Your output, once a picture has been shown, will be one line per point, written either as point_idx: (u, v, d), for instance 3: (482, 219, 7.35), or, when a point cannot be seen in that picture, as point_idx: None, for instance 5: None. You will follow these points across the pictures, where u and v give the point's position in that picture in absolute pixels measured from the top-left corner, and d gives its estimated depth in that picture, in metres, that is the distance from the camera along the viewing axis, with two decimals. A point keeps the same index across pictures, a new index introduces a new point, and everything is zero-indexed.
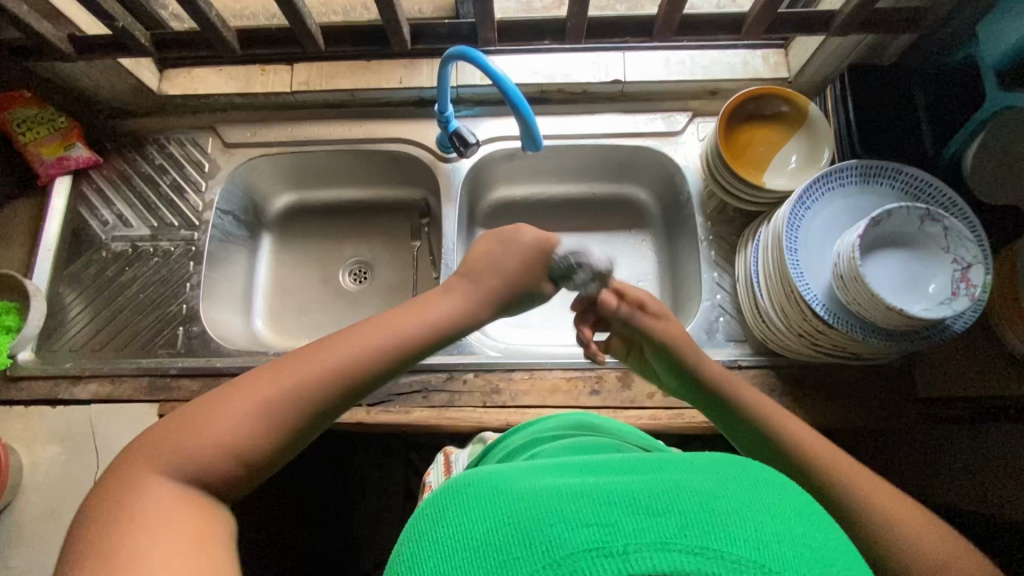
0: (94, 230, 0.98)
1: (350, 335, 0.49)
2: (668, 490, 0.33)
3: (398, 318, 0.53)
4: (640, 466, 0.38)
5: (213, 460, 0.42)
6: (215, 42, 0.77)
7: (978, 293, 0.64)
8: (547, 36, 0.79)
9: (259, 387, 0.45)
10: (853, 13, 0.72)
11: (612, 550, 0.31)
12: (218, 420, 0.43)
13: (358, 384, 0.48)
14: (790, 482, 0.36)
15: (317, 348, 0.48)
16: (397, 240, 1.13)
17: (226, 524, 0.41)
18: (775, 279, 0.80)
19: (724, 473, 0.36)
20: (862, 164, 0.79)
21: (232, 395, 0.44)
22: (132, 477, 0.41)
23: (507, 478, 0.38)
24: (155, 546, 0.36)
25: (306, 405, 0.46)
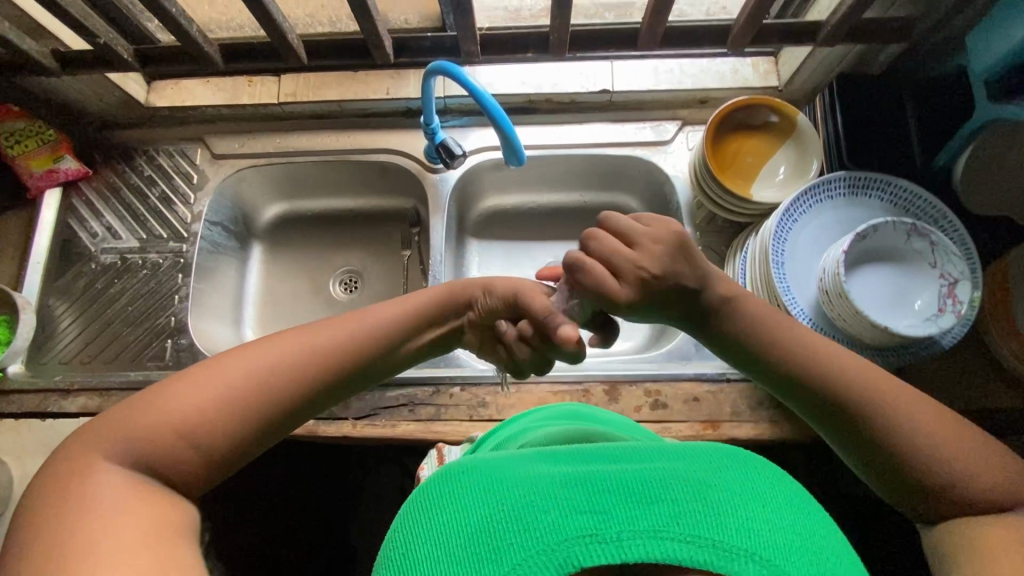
0: (84, 242, 0.98)
1: (303, 332, 0.56)
2: (662, 480, 0.38)
3: (353, 317, 0.59)
4: (633, 455, 0.42)
5: (168, 443, 0.48)
6: (197, 57, 0.76)
7: (964, 310, 0.63)
8: (530, 48, 0.78)
9: (224, 368, 0.51)
10: (840, 24, 0.71)
11: (606, 538, 0.35)
12: (194, 394, 0.49)
13: (296, 378, 0.53)
14: (778, 471, 0.41)
15: (276, 337, 0.55)
16: (387, 249, 1.13)
17: (177, 510, 0.46)
18: (762, 292, 0.79)
19: (713, 463, 0.40)
20: (851, 176, 0.78)
21: (198, 376, 0.50)
22: (98, 456, 0.46)
23: (506, 465, 0.42)
24: (114, 534, 0.41)
25: (262, 391, 0.51)
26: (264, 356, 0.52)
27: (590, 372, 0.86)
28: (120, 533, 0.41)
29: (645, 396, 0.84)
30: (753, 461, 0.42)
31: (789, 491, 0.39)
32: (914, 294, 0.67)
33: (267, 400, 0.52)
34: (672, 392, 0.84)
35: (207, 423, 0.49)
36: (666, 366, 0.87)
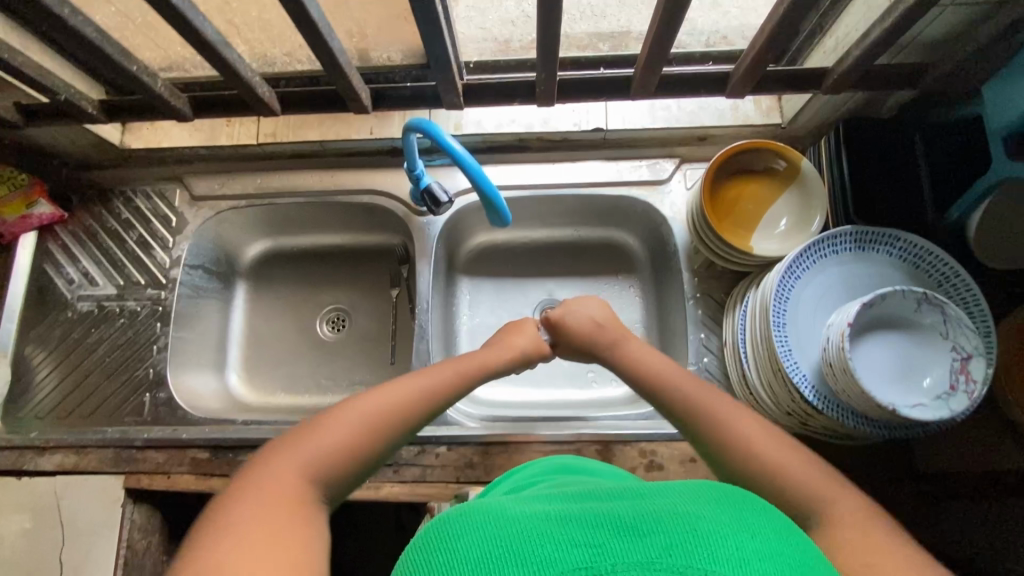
0: (60, 289, 0.95)
1: (415, 377, 0.63)
2: (654, 514, 0.37)
3: (441, 366, 0.67)
4: (622, 491, 0.41)
5: (316, 469, 0.51)
6: (165, 109, 0.72)
7: (979, 391, 0.59)
8: (517, 96, 0.75)
9: (346, 413, 0.56)
10: (845, 74, 0.67)
11: (600, 571, 0.34)
12: (325, 434, 0.54)
13: (413, 419, 0.60)
14: (762, 500, 0.40)
15: (385, 386, 0.61)
16: (376, 287, 1.09)
17: (317, 526, 0.47)
18: (762, 352, 0.75)
19: (703, 496, 0.39)
20: (857, 230, 0.73)
21: (325, 422, 0.55)
22: (256, 479, 0.49)
23: (494, 506, 0.40)
24: (257, 536, 0.42)
25: (387, 428, 0.57)
26: (377, 401, 0.58)
27: (582, 431, 0.82)
28: (261, 538, 0.42)
29: (639, 457, 0.80)
30: (740, 491, 0.41)
31: (777, 520, 0.39)
32: (925, 367, 0.62)
33: (388, 438, 0.57)
34: (667, 452, 0.81)
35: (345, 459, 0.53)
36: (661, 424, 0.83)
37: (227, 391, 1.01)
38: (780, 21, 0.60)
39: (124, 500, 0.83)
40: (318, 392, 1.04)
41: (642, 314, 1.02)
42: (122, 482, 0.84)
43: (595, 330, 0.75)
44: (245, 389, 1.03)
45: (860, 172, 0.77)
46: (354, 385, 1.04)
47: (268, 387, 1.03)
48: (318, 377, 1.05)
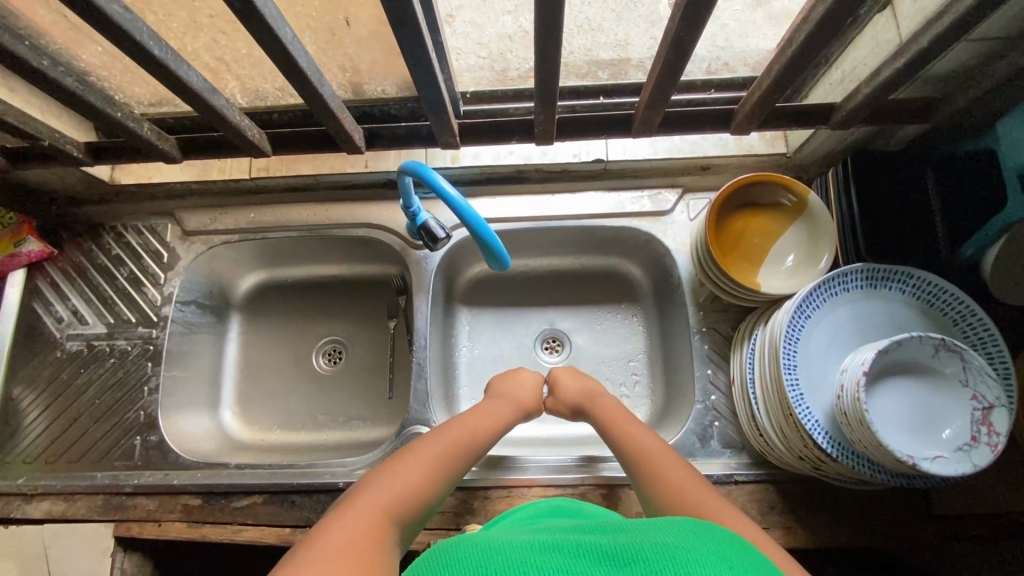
0: (49, 328, 0.93)
1: (451, 426, 0.68)
2: (638, 546, 0.44)
3: (470, 415, 0.71)
4: (611, 526, 0.48)
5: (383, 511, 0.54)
6: (152, 152, 0.70)
7: (1002, 443, 0.56)
8: (515, 134, 0.73)
9: (412, 457, 0.61)
10: (854, 110, 0.65)
11: None
12: (400, 476, 0.58)
13: (455, 465, 0.63)
14: (737, 538, 0.47)
15: (435, 432, 0.67)
16: (372, 319, 1.07)
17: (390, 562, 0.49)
18: (772, 394, 0.72)
19: (683, 532, 0.46)
20: (869, 268, 0.71)
21: (394, 468, 0.59)
22: (329, 523, 0.51)
23: (499, 537, 0.47)
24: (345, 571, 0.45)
25: (435, 473, 0.61)
26: (436, 444, 0.64)
27: (587, 474, 0.79)
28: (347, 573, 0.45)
29: None
30: (718, 529, 0.48)
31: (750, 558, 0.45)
32: (944, 416, 0.60)
33: (450, 477, 0.63)
34: None
35: (421, 499, 0.58)
36: None
37: (221, 429, 0.99)
38: (788, 62, 0.58)
39: (114, 548, 0.81)
40: (314, 427, 1.01)
41: (645, 345, 1.00)
42: (111, 530, 0.81)
43: (584, 392, 0.80)
44: (240, 426, 1.00)
45: (871, 206, 0.74)
46: (351, 421, 1.02)
47: (264, 424, 1.01)
48: (314, 413, 1.02)
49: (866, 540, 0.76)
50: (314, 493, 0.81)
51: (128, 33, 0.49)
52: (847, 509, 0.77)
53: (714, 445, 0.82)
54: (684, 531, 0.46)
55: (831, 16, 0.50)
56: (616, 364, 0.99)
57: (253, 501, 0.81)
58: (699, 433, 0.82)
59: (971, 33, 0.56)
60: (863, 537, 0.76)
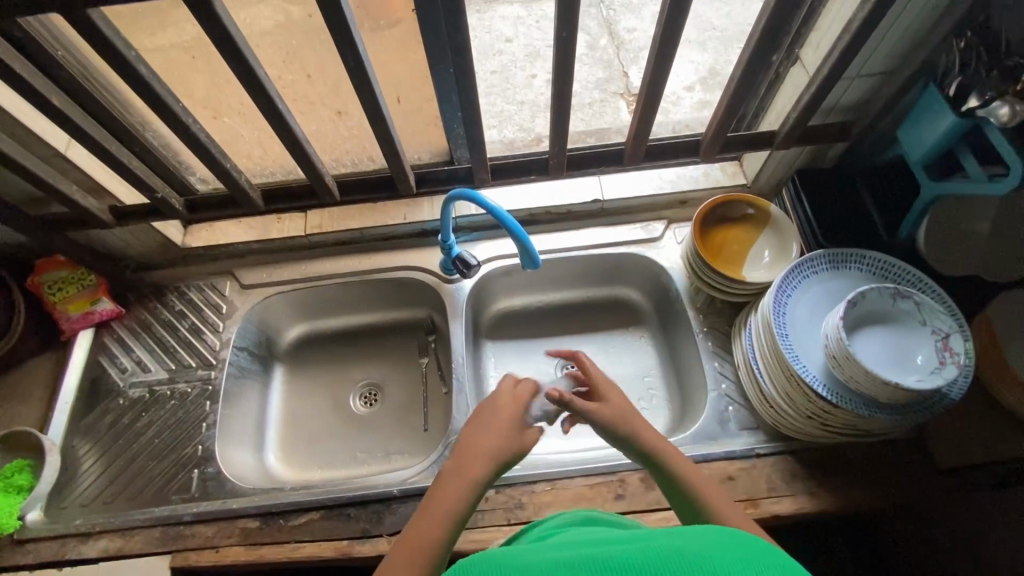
0: (113, 378, 1.01)
1: (432, 509, 0.55)
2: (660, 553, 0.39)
3: (450, 481, 0.57)
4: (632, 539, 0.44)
5: None
6: (243, 201, 0.86)
7: (963, 360, 0.69)
8: (534, 171, 0.91)
9: (444, 484, 0.57)
10: (790, 132, 0.86)
11: None
12: (448, 501, 0.55)
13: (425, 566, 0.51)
14: (773, 548, 0.41)
15: (419, 518, 0.54)
16: (405, 359, 1.15)
17: None
18: (773, 363, 0.84)
19: (707, 536, 0.41)
20: (830, 253, 0.86)
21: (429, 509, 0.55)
22: None
23: (512, 557, 0.42)
24: None
25: None
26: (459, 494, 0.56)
27: (624, 461, 0.87)
28: None
29: None
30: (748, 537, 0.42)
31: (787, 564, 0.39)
32: (914, 351, 0.72)
33: None
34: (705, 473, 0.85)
35: None
36: (695, 447, 0.88)
37: (267, 472, 1.03)
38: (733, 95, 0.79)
39: None
40: (354, 464, 1.05)
41: (657, 360, 1.10)
42: (168, 562, 0.83)
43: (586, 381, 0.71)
44: (283, 468, 1.05)
45: (822, 210, 0.93)
46: (389, 455, 1.06)
47: (306, 465, 1.05)
48: (353, 452, 1.07)
49: (883, 498, 0.83)
50: (369, 504, 0.86)
51: (263, 93, 0.67)
52: (860, 471, 0.85)
53: (732, 426, 0.91)
54: (712, 540, 0.41)
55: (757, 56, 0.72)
56: (633, 379, 1.09)
57: (311, 518, 0.85)
58: (717, 418, 0.91)
59: (858, 69, 0.79)
60: (879, 496, 0.83)
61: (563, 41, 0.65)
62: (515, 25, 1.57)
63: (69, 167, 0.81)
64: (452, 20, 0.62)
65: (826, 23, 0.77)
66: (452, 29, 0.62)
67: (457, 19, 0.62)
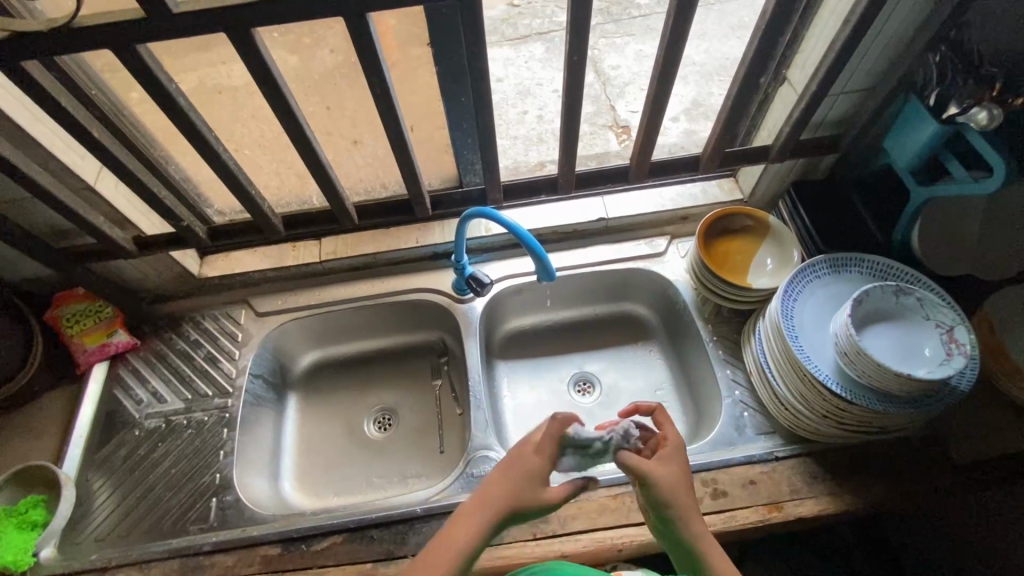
0: (129, 410, 1.00)
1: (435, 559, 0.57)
2: None
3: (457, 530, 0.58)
4: None
5: None
6: (264, 228, 0.89)
7: (969, 350, 0.72)
8: (543, 191, 0.95)
9: (459, 519, 0.59)
10: (784, 146, 0.91)
11: None
12: None
13: None
14: None
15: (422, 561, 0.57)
16: (418, 383, 1.15)
17: None
18: (786, 366, 0.85)
19: None
20: (830, 257, 0.90)
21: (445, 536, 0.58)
22: None
23: None
24: None
25: None
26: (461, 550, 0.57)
27: None
28: None
29: (703, 487, 0.85)
30: None
31: None
32: (921, 344, 0.75)
33: None
34: (726, 479, 0.86)
35: None
36: (714, 453, 0.89)
37: (283, 501, 1.01)
38: (728, 112, 0.84)
39: None
40: (371, 490, 1.04)
41: (668, 372, 1.12)
42: None
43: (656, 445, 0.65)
44: (299, 497, 1.03)
45: (818, 218, 0.97)
46: (407, 479, 1.05)
47: (322, 493, 1.04)
48: (370, 477, 1.06)
49: (903, 497, 0.84)
50: (392, 525, 0.85)
51: (293, 120, 0.70)
52: (878, 470, 0.86)
53: (749, 432, 0.92)
54: None
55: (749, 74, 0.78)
56: (646, 393, 1.10)
57: (334, 542, 0.84)
58: (733, 424, 0.93)
59: (845, 85, 0.85)
60: (899, 495, 0.84)
61: (573, 65, 0.70)
62: (506, 66, 1.67)
63: (97, 199, 0.84)
64: (473, 49, 0.66)
65: (811, 43, 0.83)
66: (473, 56, 0.67)
67: (478, 46, 0.66)
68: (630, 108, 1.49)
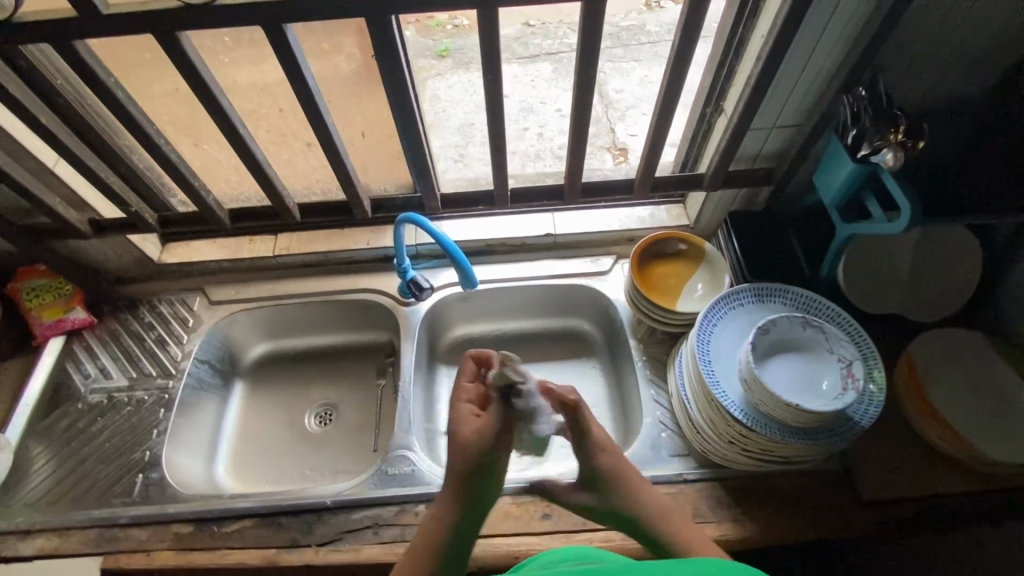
0: (76, 384, 1.05)
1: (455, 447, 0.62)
2: None
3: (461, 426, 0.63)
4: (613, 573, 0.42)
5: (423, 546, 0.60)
6: (210, 218, 0.94)
7: (863, 386, 0.73)
8: (481, 202, 0.99)
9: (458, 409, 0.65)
10: (715, 175, 0.93)
11: None
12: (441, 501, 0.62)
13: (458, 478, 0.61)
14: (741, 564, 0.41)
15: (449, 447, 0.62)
16: (362, 381, 1.18)
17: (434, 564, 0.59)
18: (699, 390, 0.86)
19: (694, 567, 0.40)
20: (754, 287, 0.91)
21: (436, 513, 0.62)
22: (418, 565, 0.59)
23: None
24: None
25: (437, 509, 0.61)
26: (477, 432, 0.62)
27: (553, 481, 0.89)
28: None
29: None
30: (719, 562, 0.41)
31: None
32: (821, 377, 0.76)
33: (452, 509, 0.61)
34: None
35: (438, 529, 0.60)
36: None
37: (214, 484, 1.04)
38: (654, 139, 0.87)
39: None
40: (301, 481, 1.06)
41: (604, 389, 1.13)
42: (99, 563, 0.85)
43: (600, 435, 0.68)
44: (231, 481, 1.06)
45: (751, 249, 0.99)
46: (337, 474, 1.07)
47: (253, 480, 1.06)
48: (302, 469, 1.08)
49: (806, 530, 0.85)
50: (301, 514, 0.87)
51: (226, 119, 0.75)
52: (784, 501, 0.87)
53: (664, 453, 0.93)
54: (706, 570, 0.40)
55: (669, 103, 0.80)
56: None
57: (244, 525, 0.87)
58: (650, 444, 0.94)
59: (773, 120, 0.87)
60: (802, 527, 0.85)
61: (490, 84, 0.74)
62: (512, 83, 1.68)
63: (56, 181, 0.90)
64: (390, 62, 0.71)
65: (740, 78, 0.86)
66: (390, 69, 0.72)
67: (394, 61, 0.71)
68: (628, 131, 1.52)
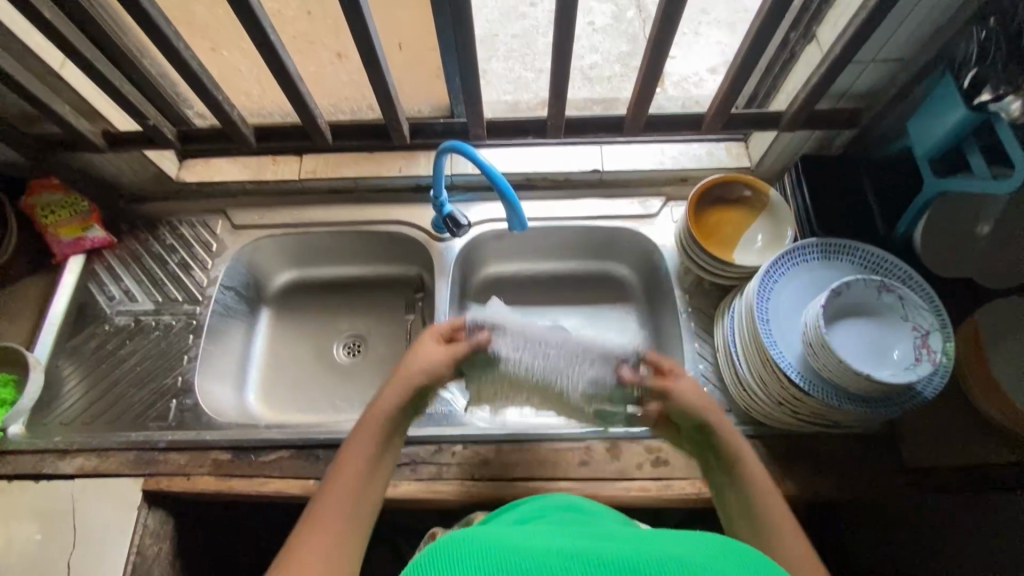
0: (101, 305, 1.02)
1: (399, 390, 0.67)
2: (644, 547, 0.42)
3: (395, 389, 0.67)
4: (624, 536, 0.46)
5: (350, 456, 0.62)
6: (234, 135, 0.87)
7: (939, 358, 0.69)
8: (530, 132, 0.89)
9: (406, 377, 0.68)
10: (797, 114, 0.83)
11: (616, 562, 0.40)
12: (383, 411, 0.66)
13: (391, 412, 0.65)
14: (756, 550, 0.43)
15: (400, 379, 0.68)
16: (392, 314, 1.13)
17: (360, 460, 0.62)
18: (752, 349, 0.82)
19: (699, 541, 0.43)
20: (823, 242, 0.84)
21: (314, 527, 0.55)
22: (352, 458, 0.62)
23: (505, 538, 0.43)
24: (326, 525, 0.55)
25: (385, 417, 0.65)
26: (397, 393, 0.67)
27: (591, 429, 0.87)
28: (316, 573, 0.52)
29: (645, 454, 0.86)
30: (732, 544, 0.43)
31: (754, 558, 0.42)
32: (892, 345, 0.72)
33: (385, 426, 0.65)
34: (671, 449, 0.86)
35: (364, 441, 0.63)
36: None
37: (245, 410, 1.03)
38: (734, 74, 0.77)
39: (140, 503, 0.85)
40: (333, 412, 1.04)
41: (641, 336, 1.08)
42: (140, 484, 0.86)
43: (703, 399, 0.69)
44: (262, 408, 1.04)
45: (824, 200, 0.90)
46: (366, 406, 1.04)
47: (282, 408, 1.05)
48: (332, 400, 1.05)
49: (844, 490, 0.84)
50: (337, 448, 0.87)
51: (255, 22, 0.66)
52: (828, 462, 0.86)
53: None
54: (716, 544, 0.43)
55: (764, 29, 0.69)
56: None
57: (280, 456, 0.87)
58: None
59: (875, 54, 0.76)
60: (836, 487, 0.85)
61: None
62: None
63: (62, 87, 0.81)
64: None
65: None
66: None
67: None
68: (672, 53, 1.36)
